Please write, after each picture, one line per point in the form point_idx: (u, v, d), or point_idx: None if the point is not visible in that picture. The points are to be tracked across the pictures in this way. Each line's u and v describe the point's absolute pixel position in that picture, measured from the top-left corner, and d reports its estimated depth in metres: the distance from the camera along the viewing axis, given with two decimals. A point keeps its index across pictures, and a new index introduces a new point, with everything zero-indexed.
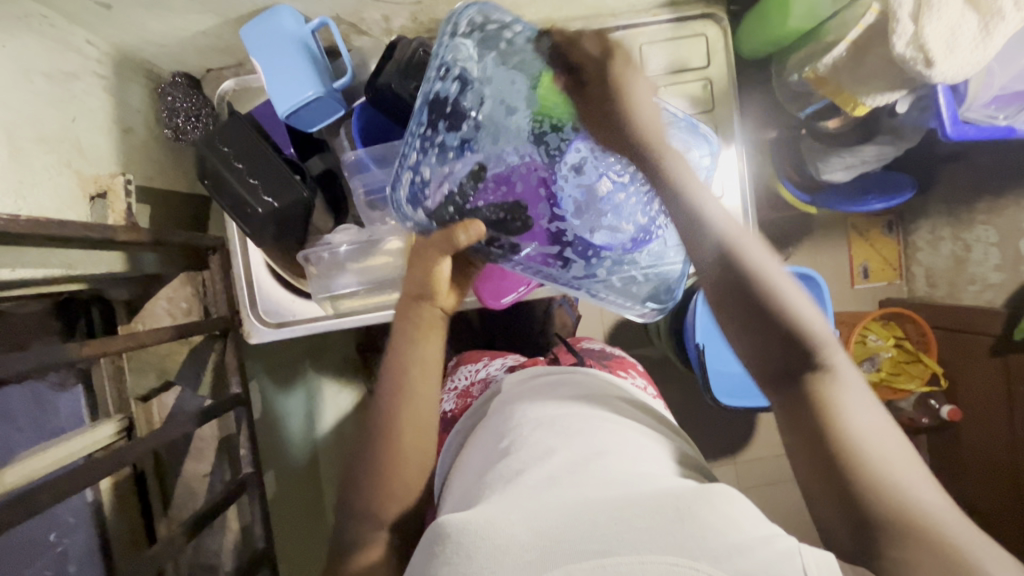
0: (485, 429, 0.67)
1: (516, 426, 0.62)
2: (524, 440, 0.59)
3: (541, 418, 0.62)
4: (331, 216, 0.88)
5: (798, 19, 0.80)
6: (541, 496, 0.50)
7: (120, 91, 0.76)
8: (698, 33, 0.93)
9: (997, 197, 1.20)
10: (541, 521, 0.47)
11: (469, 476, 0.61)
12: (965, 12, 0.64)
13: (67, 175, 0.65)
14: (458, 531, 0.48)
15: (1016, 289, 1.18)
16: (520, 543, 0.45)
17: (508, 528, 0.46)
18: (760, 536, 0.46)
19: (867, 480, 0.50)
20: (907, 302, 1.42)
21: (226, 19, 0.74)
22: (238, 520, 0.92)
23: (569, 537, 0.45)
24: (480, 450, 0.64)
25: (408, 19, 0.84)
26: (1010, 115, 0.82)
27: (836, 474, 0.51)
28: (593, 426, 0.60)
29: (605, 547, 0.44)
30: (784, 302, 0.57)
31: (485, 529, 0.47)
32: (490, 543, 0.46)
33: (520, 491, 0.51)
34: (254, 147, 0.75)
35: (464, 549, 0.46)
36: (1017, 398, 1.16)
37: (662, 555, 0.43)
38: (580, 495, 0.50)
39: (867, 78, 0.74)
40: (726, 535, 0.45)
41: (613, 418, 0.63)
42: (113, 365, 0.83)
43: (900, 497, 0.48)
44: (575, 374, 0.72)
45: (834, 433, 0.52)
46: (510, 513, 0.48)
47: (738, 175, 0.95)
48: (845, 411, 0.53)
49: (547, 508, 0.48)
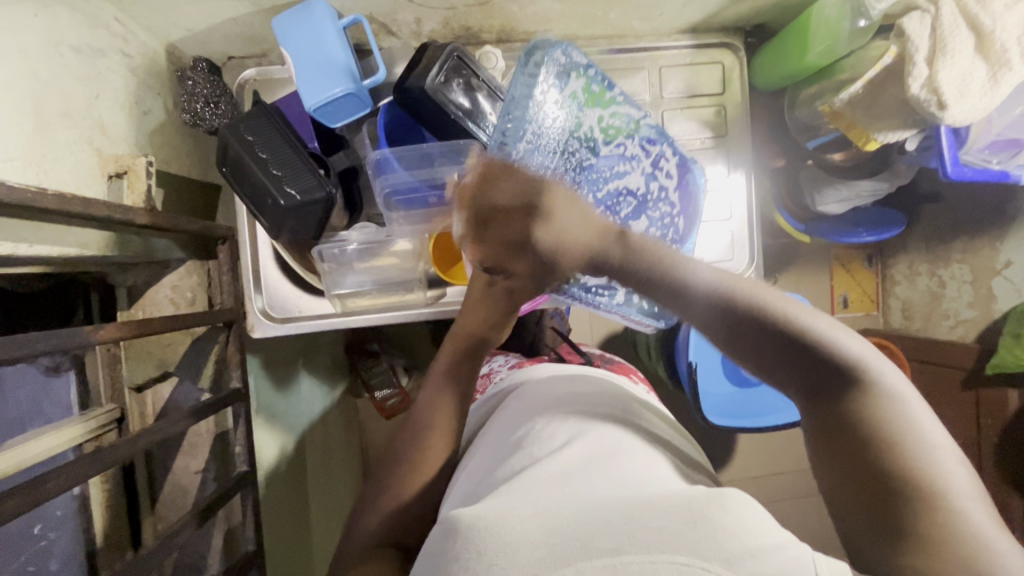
0: (498, 424, 0.68)
1: (528, 423, 0.63)
2: (537, 434, 0.60)
3: (554, 415, 0.62)
4: (347, 214, 0.87)
5: (816, 55, 0.83)
6: (552, 490, 0.50)
7: (142, 72, 0.75)
8: (715, 61, 0.96)
9: (974, 238, 1.26)
10: (551, 518, 0.47)
11: (479, 470, 0.61)
12: (976, 61, 0.68)
13: (87, 153, 0.63)
14: (468, 527, 0.48)
15: (987, 326, 1.24)
16: (531, 538, 0.45)
17: (519, 524, 0.47)
18: (774, 542, 0.46)
19: (913, 485, 0.45)
20: (884, 333, 1.47)
21: (260, 8, 0.74)
22: (227, 521, 0.88)
23: (582, 534, 0.45)
24: (492, 445, 0.64)
25: (439, 24, 0.85)
26: (1003, 160, 0.88)
27: (875, 488, 0.46)
28: (606, 428, 0.60)
29: (616, 546, 0.44)
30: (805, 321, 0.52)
31: (495, 526, 0.47)
32: (500, 537, 0.46)
33: (531, 484, 0.52)
34: (280, 140, 0.74)
35: (473, 543, 0.47)
36: (985, 431, 1.21)
37: (673, 555, 0.43)
38: (592, 493, 0.50)
39: (881, 115, 0.77)
40: (741, 538, 0.45)
41: (626, 420, 0.63)
42: (109, 354, 0.80)
43: (952, 515, 0.43)
44: (586, 378, 0.72)
45: (871, 437, 0.48)
46: (520, 508, 0.48)
47: (746, 199, 0.98)
48: (894, 417, 0.48)
49: (559, 504, 0.48)
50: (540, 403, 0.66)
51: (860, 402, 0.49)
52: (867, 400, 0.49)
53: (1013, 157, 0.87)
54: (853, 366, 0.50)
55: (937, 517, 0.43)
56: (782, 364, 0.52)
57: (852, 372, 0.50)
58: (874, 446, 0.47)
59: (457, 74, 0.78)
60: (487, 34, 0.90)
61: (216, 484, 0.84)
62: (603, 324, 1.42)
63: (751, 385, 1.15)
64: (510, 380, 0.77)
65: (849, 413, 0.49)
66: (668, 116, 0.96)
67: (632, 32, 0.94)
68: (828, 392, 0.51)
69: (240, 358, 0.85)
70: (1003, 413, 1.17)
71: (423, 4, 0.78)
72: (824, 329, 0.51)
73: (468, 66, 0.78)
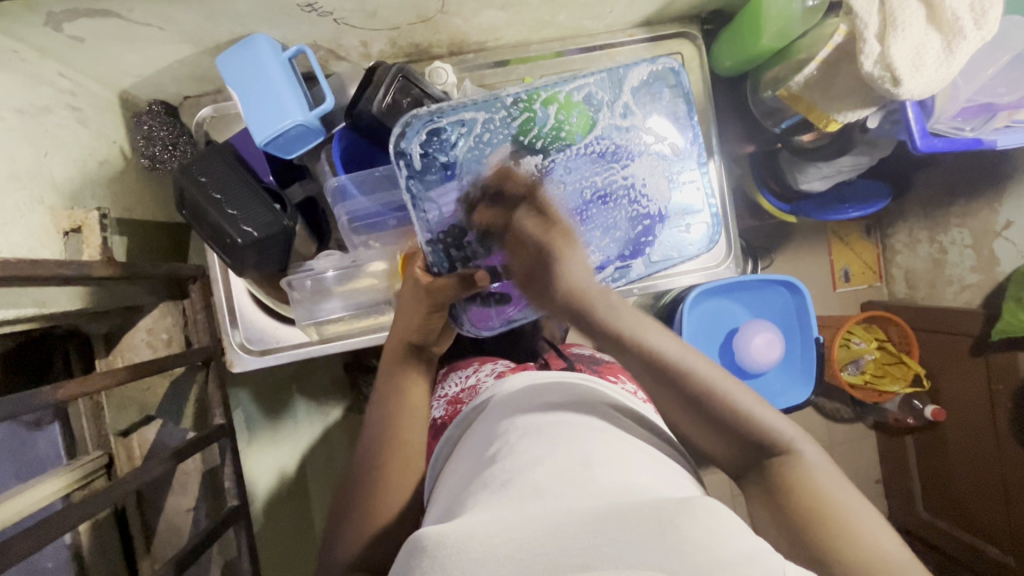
0: (475, 437, 0.66)
1: (502, 436, 0.61)
2: (510, 447, 0.58)
3: (528, 427, 0.61)
4: (314, 242, 0.87)
5: (770, 38, 0.81)
6: (525, 504, 0.49)
7: (95, 123, 0.76)
8: (673, 52, 0.94)
9: (970, 201, 1.22)
10: (522, 531, 0.46)
11: (454, 486, 0.60)
12: (929, 32, 0.66)
13: (39, 212, 0.64)
14: (436, 544, 0.47)
15: (992, 289, 1.20)
16: (498, 556, 0.44)
17: (486, 540, 0.46)
18: (748, 554, 0.45)
19: (829, 523, 0.52)
20: (888, 305, 1.44)
21: (203, 48, 0.74)
22: (224, 555, 0.89)
23: (550, 550, 0.44)
24: (467, 460, 0.63)
25: (387, 43, 0.84)
26: (977, 127, 0.85)
27: (804, 532, 0.52)
28: (581, 435, 0.59)
29: (585, 563, 0.43)
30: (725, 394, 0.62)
31: (463, 543, 0.46)
32: (467, 554, 0.45)
33: (502, 500, 0.51)
34: (233, 177, 0.75)
35: (439, 561, 0.46)
36: (998, 400, 1.17)
37: (640, 570, 0.42)
38: (563, 505, 0.48)
39: (839, 95, 0.75)
40: (711, 550, 0.44)
41: (602, 427, 0.62)
42: (91, 403, 0.82)
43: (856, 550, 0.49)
44: (562, 381, 0.71)
45: (798, 492, 0.55)
46: (489, 523, 0.47)
47: (718, 189, 0.96)
48: (816, 479, 0.56)
49: (528, 518, 0.47)
50: (516, 414, 0.64)
51: (781, 464, 0.58)
52: (791, 464, 0.57)
53: (987, 123, 0.84)
54: (776, 440, 0.59)
55: (842, 545, 0.50)
56: (705, 427, 0.62)
57: (773, 442, 0.59)
58: (797, 498, 0.54)
59: (406, 94, 0.78)
60: (438, 48, 0.89)
61: (210, 520, 0.85)
62: None
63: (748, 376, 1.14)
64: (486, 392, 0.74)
65: (776, 479, 0.57)
66: None
67: (587, 30, 0.92)
68: (756, 461, 0.59)
69: (222, 396, 0.86)
70: (1013, 378, 1.13)
71: (366, 27, 0.78)
72: (744, 399, 0.62)
73: (416, 86, 0.78)
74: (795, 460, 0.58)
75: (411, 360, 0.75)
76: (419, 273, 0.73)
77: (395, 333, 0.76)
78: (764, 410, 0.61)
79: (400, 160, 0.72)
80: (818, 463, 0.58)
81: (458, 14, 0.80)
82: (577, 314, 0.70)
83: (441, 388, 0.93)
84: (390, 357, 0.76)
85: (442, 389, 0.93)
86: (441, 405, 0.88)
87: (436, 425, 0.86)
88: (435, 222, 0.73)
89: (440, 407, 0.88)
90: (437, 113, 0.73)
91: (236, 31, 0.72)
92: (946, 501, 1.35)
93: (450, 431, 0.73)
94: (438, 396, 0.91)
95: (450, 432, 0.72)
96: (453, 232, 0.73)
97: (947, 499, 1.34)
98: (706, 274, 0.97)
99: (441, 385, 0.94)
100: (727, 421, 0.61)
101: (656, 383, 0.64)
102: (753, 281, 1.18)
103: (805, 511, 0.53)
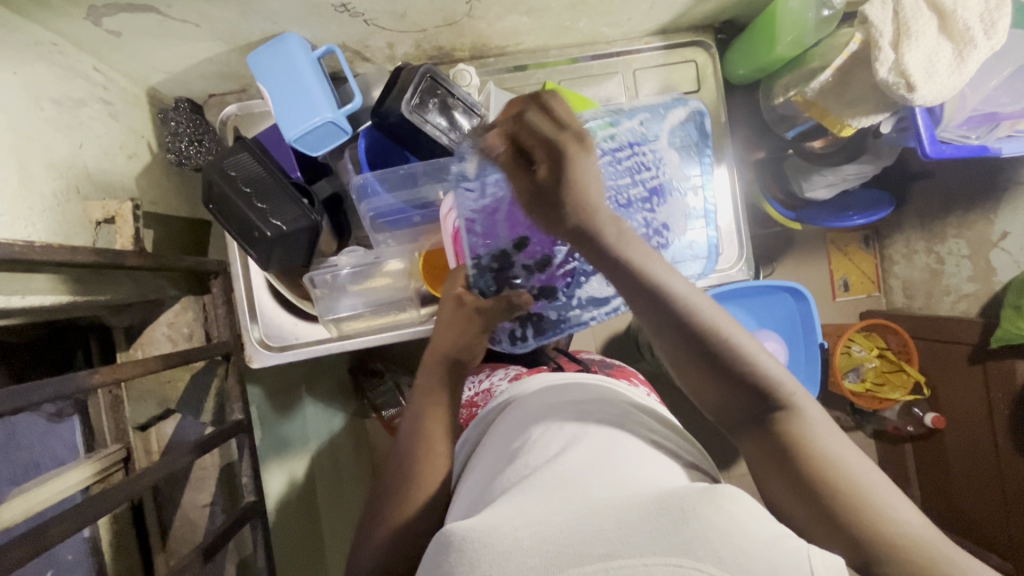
0: (495, 433, 0.68)
1: (523, 432, 0.62)
2: (532, 443, 0.59)
3: (549, 422, 0.62)
4: (335, 239, 0.88)
5: (785, 47, 0.84)
6: (548, 495, 0.50)
7: (125, 117, 0.76)
8: (688, 60, 0.97)
9: (968, 212, 1.25)
10: (546, 525, 0.47)
11: (478, 481, 0.61)
12: (941, 41, 0.69)
13: (73, 201, 0.65)
14: (463, 538, 0.48)
15: (990, 298, 1.23)
16: (525, 546, 0.45)
17: (513, 533, 0.47)
18: (771, 538, 0.45)
19: (839, 495, 0.52)
20: (888, 313, 1.47)
21: (234, 46, 0.76)
22: (237, 553, 0.88)
23: (575, 542, 0.45)
24: (489, 455, 0.64)
25: (411, 46, 0.86)
26: (982, 135, 0.87)
27: (813, 497, 0.53)
28: (601, 430, 0.60)
29: (609, 551, 0.44)
30: (748, 357, 0.58)
31: (490, 535, 0.47)
32: (494, 549, 0.46)
33: (524, 493, 0.52)
34: (261, 173, 0.76)
35: (467, 555, 0.47)
36: (996, 406, 1.19)
37: (665, 557, 0.43)
38: (586, 498, 0.49)
39: (854, 101, 0.78)
40: (733, 535, 0.44)
41: (622, 422, 0.63)
42: (111, 395, 0.81)
43: (870, 520, 0.51)
44: (579, 381, 0.71)
45: (807, 453, 0.55)
46: (514, 516, 0.48)
47: (731, 194, 0.98)
48: (816, 437, 0.56)
49: (552, 512, 0.48)
50: (534, 409, 0.65)
51: (785, 420, 0.57)
52: (794, 420, 0.57)
53: (992, 131, 0.87)
54: (782, 396, 0.58)
55: (853, 511, 0.51)
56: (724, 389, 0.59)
57: (778, 398, 0.58)
58: (811, 464, 0.55)
59: (432, 93, 0.79)
60: (460, 52, 0.91)
61: (224, 517, 0.85)
62: (604, 327, 1.42)
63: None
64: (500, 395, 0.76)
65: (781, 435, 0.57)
66: None
67: (603, 38, 0.95)
68: (761, 419, 0.58)
69: (240, 390, 0.87)
70: (1011, 384, 1.15)
71: (393, 29, 0.80)
72: (759, 356, 0.59)
73: (441, 85, 0.80)
74: (800, 415, 0.57)
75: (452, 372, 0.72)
76: (460, 293, 0.71)
77: (438, 343, 0.72)
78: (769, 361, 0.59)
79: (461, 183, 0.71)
80: (820, 419, 0.58)
81: (483, 18, 0.82)
82: (584, 240, 0.57)
83: None
84: (430, 367, 0.72)
85: None
86: (455, 410, 0.90)
87: None
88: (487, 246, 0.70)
89: None
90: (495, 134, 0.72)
91: (269, 30, 0.74)
92: (947, 510, 1.36)
93: (471, 431, 0.74)
94: None
95: (468, 433, 0.73)
96: (502, 254, 0.71)
97: (947, 507, 1.36)
98: (717, 277, 0.99)
99: None
100: (736, 375, 0.58)
101: (663, 332, 0.59)
102: (758, 289, 1.20)
103: (822, 478, 0.53)
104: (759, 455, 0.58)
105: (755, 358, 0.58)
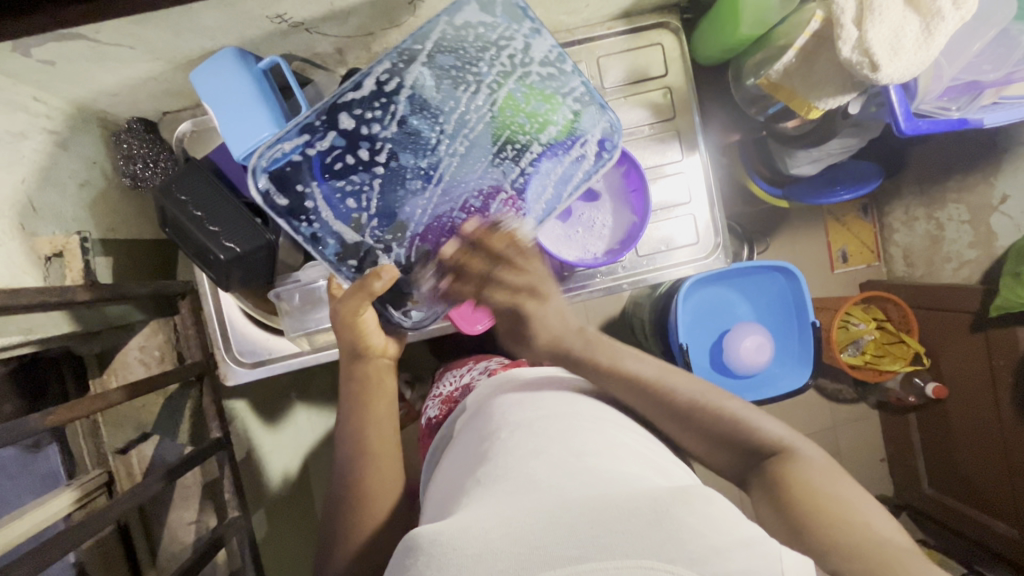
0: (465, 436, 0.64)
1: (494, 433, 0.58)
2: (503, 444, 0.54)
3: (520, 421, 0.58)
4: (301, 253, 0.87)
5: (749, 26, 0.81)
6: (517, 498, 0.47)
7: (75, 147, 0.76)
8: (653, 43, 0.93)
9: (967, 175, 1.21)
10: (516, 526, 0.43)
11: (448, 485, 0.57)
12: (906, 14, 0.65)
13: (19, 239, 0.65)
14: (430, 543, 0.44)
15: (992, 264, 1.19)
16: (495, 550, 0.42)
17: (482, 535, 0.43)
18: (741, 537, 0.43)
19: (818, 508, 0.53)
20: (888, 283, 1.43)
21: (177, 64, 0.74)
22: (229, 564, 0.90)
23: (547, 542, 0.42)
24: (459, 460, 0.60)
25: (364, 50, 0.84)
26: (963, 105, 0.83)
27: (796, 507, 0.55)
28: (572, 424, 0.56)
29: (579, 553, 0.41)
30: (743, 418, 0.65)
31: (457, 539, 0.43)
32: (462, 552, 0.42)
33: (495, 496, 0.48)
34: (211, 192, 0.75)
35: (435, 562, 0.43)
36: (999, 377, 1.16)
37: (637, 560, 0.40)
38: (558, 498, 0.46)
39: (820, 82, 0.74)
40: (706, 536, 0.42)
41: (593, 418, 0.59)
42: (88, 422, 0.84)
43: (826, 535, 0.51)
44: (557, 381, 0.67)
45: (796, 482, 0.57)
46: (484, 518, 0.45)
47: (705, 180, 0.96)
48: (812, 477, 0.58)
49: (523, 512, 0.45)
50: (507, 410, 0.61)
51: (782, 465, 0.60)
52: (789, 463, 0.60)
53: (974, 101, 0.83)
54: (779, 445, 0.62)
55: (817, 515, 0.53)
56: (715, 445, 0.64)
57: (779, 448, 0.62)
58: (794, 486, 0.57)
59: None
60: None
61: (209, 532, 0.86)
62: (597, 312, 1.40)
63: (737, 378, 1.14)
64: (480, 389, 0.72)
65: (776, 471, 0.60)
66: (612, 107, 0.95)
67: (566, 25, 0.91)
68: (762, 462, 0.62)
69: (218, 408, 0.88)
70: (1013, 351, 1.12)
71: (340, 34, 0.77)
72: (760, 422, 0.64)
73: None
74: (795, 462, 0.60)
75: (361, 370, 0.71)
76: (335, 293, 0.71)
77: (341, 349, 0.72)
78: (760, 420, 0.65)
79: (268, 200, 0.65)
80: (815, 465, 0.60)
81: (432, 17, 0.79)
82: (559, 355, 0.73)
83: (437, 387, 0.93)
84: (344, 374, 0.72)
85: (437, 389, 0.93)
86: (435, 405, 0.88)
87: (431, 424, 0.87)
88: (331, 245, 0.68)
89: (435, 406, 0.88)
90: (275, 138, 0.64)
91: (208, 46, 0.71)
92: (952, 480, 1.33)
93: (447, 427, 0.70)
94: (435, 395, 0.92)
95: (446, 426, 0.72)
96: (354, 245, 0.69)
97: (954, 478, 1.33)
98: (697, 267, 0.97)
99: (438, 383, 0.95)
100: (734, 432, 0.64)
101: (644, 406, 0.67)
102: (749, 269, 1.17)
103: (799, 492, 0.56)
104: (763, 491, 0.59)
105: (752, 422, 0.65)
